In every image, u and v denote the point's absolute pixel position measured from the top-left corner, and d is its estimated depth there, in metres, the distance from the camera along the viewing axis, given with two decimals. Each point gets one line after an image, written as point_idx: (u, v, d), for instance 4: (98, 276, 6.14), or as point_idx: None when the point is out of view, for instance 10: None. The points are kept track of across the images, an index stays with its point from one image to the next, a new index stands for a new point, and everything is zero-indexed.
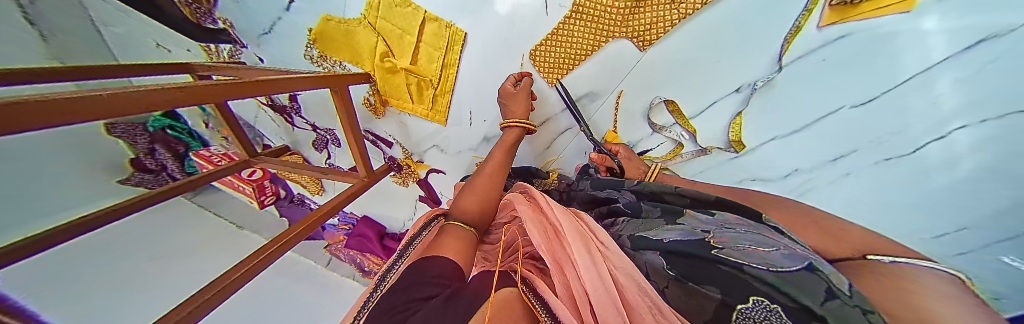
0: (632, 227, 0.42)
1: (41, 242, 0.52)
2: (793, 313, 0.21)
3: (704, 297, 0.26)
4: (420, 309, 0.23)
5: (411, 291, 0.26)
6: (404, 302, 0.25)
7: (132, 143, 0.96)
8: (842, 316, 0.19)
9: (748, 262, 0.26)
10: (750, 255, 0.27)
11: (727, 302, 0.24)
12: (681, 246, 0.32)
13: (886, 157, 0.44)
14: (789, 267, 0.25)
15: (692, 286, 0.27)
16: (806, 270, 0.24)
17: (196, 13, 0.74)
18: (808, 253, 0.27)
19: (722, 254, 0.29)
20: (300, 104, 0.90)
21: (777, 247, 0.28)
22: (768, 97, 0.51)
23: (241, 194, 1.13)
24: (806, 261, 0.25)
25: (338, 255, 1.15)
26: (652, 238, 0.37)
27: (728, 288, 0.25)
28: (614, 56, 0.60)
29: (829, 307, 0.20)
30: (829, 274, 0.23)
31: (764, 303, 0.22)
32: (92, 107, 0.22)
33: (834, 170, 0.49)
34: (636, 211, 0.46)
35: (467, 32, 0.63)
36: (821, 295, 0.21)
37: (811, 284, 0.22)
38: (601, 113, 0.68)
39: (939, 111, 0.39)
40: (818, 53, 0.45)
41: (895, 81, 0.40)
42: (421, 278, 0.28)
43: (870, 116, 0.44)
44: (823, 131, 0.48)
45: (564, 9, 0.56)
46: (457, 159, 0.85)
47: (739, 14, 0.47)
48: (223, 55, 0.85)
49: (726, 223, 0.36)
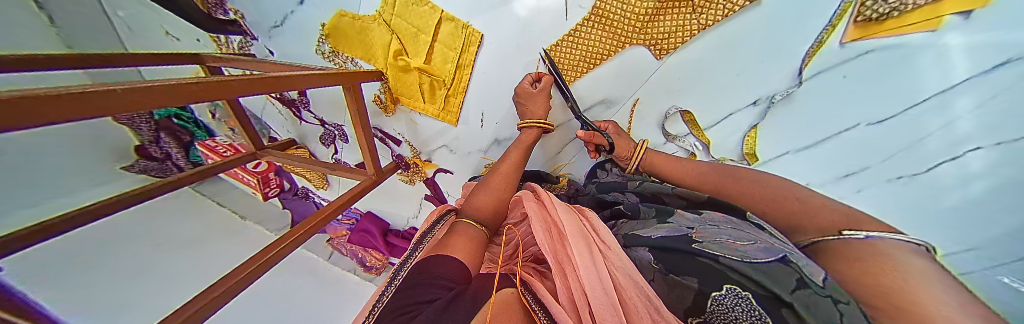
0: (629, 227, 0.44)
1: (54, 228, 0.53)
2: (763, 300, 0.23)
3: (683, 287, 0.27)
4: (422, 312, 0.23)
5: (414, 292, 0.27)
6: (406, 305, 0.25)
7: (135, 129, 0.94)
8: (810, 304, 0.21)
9: (726, 254, 0.29)
10: (727, 248, 0.30)
11: (703, 290, 0.26)
12: (663, 241, 0.35)
13: (898, 176, 0.45)
14: (764, 258, 0.27)
15: (673, 278, 0.29)
16: (779, 261, 0.26)
17: (207, 3, 0.74)
18: (784, 246, 0.29)
19: (702, 247, 0.31)
20: (309, 98, 0.89)
21: (754, 241, 0.30)
22: (789, 109, 0.51)
23: (245, 185, 1.13)
24: (780, 254, 0.27)
25: (340, 249, 1.16)
26: (642, 235, 0.39)
27: (705, 278, 0.27)
28: (629, 61, 0.59)
29: (796, 295, 0.22)
30: (801, 266, 0.25)
31: (737, 291, 0.24)
32: (110, 101, 0.22)
33: (845, 185, 0.50)
34: (635, 213, 0.47)
35: (482, 33, 0.62)
36: (791, 285, 0.23)
37: (782, 275, 0.24)
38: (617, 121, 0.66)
39: (954, 132, 0.39)
40: (839, 68, 0.44)
41: (912, 101, 0.41)
42: (428, 278, 0.28)
43: (891, 132, 0.44)
44: (837, 146, 0.48)
45: (583, 10, 0.55)
46: (465, 160, 0.84)
47: (776, 23, 0.46)
48: (232, 46, 0.84)
49: (710, 221, 0.37)
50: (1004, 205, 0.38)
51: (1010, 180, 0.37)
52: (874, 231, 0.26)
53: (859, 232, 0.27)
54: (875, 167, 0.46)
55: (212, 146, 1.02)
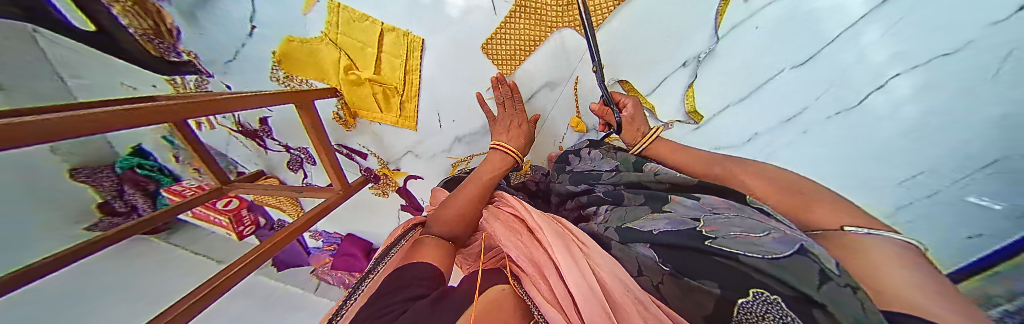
0: (619, 217, 0.45)
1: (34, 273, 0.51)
2: (792, 304, 0.20)
3: (704, 293, 0.26)
4: (410, 308, 0.24)
5: (395, 294, 0.27)
6: (387, 306, 0.25)
7: (98, 187, 0.89)
8: (839, 299, 0.18)
9: (746, 252, 0.25)
10: (741, 243, 0.27)
11: (727, 297, 0.24)
12: (668, 239, 0.33)
13: (835, 112, 0.51)
14: (784, 252, 0.23)
15: (690, 282, 0.27)
16: (798, 254, 0.22)
17: (159, 48, 0.72)
18: (796, 233, 0.27)
19: (716, 244, 0.28)
20: (271, 127, 0.89)
21: (769, 232, 0.27)
22: (711, 68, 0.57)
23: (217, 226, 1.07)
24: (796, 244, 0.24)
25: (326, 278, 1.07)
26: (641, 230, 0.38)
27: (725, 281, 0.25)
28: (559, 44, 0.64)
29: (824, 291, 0.19)
30: (817, 255, 0.22)
31: (765, 295, 0.21)
32: (48, 129, 0.24)
33: (794, 129, 0.55)
34: (617, 198, 0.49)
35: (424, 38, 0.65)
36: (815, 278, 0.20)
37: (805, 269, 0.21)
38: (562, 100, 0.71)
39: (869, 63, 0.46)
40: (751, 21, 0.51)
41: (825, 41, 0.48)
42: (407, 281, 0.28)
43: (813, 72, 0.50)
44: (763, 97, 0.55)
45: (508, 3, 0.60)
46: (432, 163, 0.87)
47: None
48: (189, 87, 0.83)
49: (712, 208, 0.37)
50: (939, 119, 0.44)
51: (934, 100, 0.43)
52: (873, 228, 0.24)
53: (860, 228, 0.24)
54: (812, 107, 0.52)
55: (178, 191, 0.99)
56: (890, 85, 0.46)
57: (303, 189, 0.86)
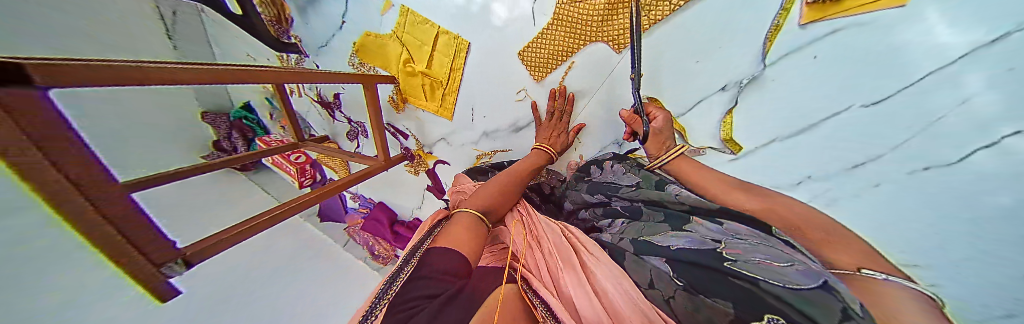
0: (637, 231, 0.47)
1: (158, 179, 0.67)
2: None
3: (717, 310, 0.29)
4: (423, 308, 0.29)
5: (416, 286, 0.32)
6: (408, 300, 0.30)
7: (216, 128, 1.16)
8: None
9: (767, 278, 0.28)
10: (764, 269, 0.29)
11: (742, 317, 0.27)
12: (685, 254, 0.36)
13: (924, 167, 0.31)
14: (808, 284, 0.26)
15: (704, 300, 0.30)
16: (822, 288, 0.25)
17: (277, 30, 0.94)
18: (820, 268, 0.28)
19: (734, 266, 0.31)
20: (342, 101, 1.06)
21: (792, 262, 0.29)
22: (760, 94, 0.49)
23: (286, 174, 1.27)
24: (820, 278, 0.26)
25: (355, 236, 1.21)
26: (659, 244, 0.40)
27: (743, 304, 0.28)
28: (590, 57, 0.68)
29: None
30: (843, 293, 0.25)
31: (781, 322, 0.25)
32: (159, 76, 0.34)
33: (855, 180, 0.37)
34: (636, 214, 0.51)
35: (470, 42, 0.74)
36: (837, 316, 0.23)
37: (830, 305, 0.24)
38: (586, 110, 0.74)
39: (972, 112, 0.28)
40: (809, 49, 0.43)
41: (908, 80, 0.34)
42: (430, 272, 0.33)
43: (892, 118, 0.34)
44: (828, 135, 0.40)
45: (546, 17, 0.67)
46: (459, 151, 0.94)
47: (718, 12, 0.53)
48: (291, 62, 1.03)
49: (734, 234, 0.37)
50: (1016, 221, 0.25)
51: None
52: (892, 275, 0.27)
53: (877, 272, 0.28)
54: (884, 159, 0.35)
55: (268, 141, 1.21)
56: (1006, 147, 0.26)
57: (353, 154, 1.00)
